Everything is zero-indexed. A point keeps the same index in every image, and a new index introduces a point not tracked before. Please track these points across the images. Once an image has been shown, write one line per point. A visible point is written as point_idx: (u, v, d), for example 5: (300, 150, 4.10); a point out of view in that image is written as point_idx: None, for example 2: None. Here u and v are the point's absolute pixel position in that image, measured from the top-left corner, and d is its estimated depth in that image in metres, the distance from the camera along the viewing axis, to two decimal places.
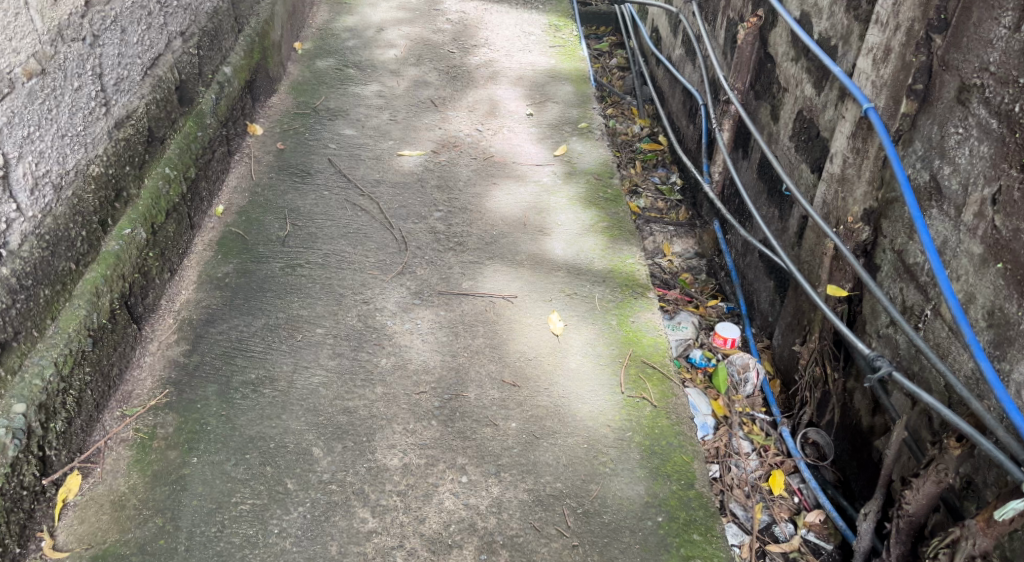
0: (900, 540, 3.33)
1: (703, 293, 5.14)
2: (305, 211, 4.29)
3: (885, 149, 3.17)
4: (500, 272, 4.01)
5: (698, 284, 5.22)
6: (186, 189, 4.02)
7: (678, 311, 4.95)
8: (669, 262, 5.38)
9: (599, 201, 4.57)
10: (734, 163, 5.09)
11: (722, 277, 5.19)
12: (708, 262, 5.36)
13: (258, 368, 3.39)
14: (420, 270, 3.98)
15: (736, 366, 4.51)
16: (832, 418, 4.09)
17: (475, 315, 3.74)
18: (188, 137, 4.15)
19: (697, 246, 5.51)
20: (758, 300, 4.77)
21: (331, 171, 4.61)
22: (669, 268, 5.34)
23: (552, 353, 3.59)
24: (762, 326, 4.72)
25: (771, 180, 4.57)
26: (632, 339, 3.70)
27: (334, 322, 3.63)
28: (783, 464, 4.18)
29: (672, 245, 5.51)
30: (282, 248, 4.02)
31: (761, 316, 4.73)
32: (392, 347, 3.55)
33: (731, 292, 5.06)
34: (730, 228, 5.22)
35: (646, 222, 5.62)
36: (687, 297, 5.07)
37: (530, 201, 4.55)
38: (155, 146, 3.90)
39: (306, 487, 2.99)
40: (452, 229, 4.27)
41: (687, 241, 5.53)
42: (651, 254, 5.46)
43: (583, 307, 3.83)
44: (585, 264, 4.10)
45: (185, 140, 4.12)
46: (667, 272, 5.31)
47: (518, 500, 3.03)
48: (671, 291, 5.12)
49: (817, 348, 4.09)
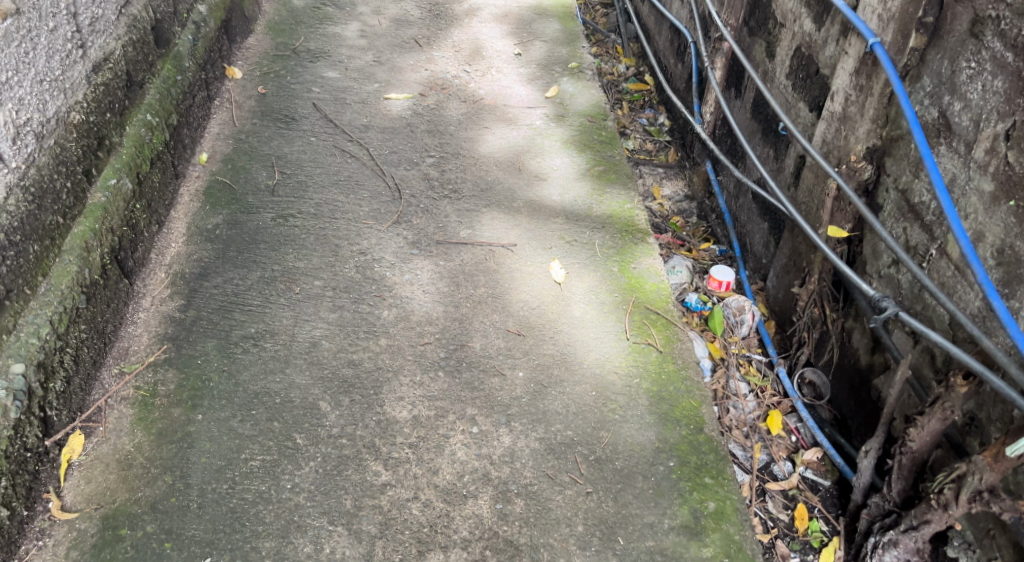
0: (902, 476, 3.39)
1: (695, 236, 5.28)
2: (294, 159, 4.18)
3: (894, 86, 3.15)
4: (498, 219, 3.97)
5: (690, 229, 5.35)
6: (168, 137, 3.88)
7: (671, 256, 5.01)
8: (660, 205, 5.53)
9: (594, 144, 4.56)
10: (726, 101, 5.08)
11: (714, 221, 5.31)
12: (698, 205, 5.53)
13: (258, 322, 3.31)
14: (415, 219, 3.91)
15: (731, 308, 4.59)
16: (831, 359, 4.15)
17: (475, 264, 3.70)
18: (168, 81, 3.99)
19: (686, 188, 5.67)
20: (752, 242, 4.91)
21: (317, 116, 4.50)
22: (660, 212, 5.49)
23: (555, 301, 3.58)
24: (756, 269, 4.85)
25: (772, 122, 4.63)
26: (634, 286, 3.69)
27: (332, 274, 3.56)
28: (781, 404, 4.27)
29: (662, 188, 5.67)
30: (272, 198, 3.92)
31: (754, 259, 4.87)
32: (394, 298, 3.50)
33: (724, 238, 5.18)
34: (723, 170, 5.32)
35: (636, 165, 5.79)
36: (679, 241, 5.19)
37: (523, 144, 4.53)
38: (134, 91, 3.74)
39: (316, 442, 2.94)
40: (445, 176, 4.23)
41: (676, 185, 5.70)
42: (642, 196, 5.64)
43: (583, 255, 3.82)
44: (583, 209, 4.09)
45: (165, 84, 3.97)
46: (659, 216, 5.49)
47: (530, 449, 3.02)
48: (664, 235, 5.24)
49: (816, 290, 4.11)
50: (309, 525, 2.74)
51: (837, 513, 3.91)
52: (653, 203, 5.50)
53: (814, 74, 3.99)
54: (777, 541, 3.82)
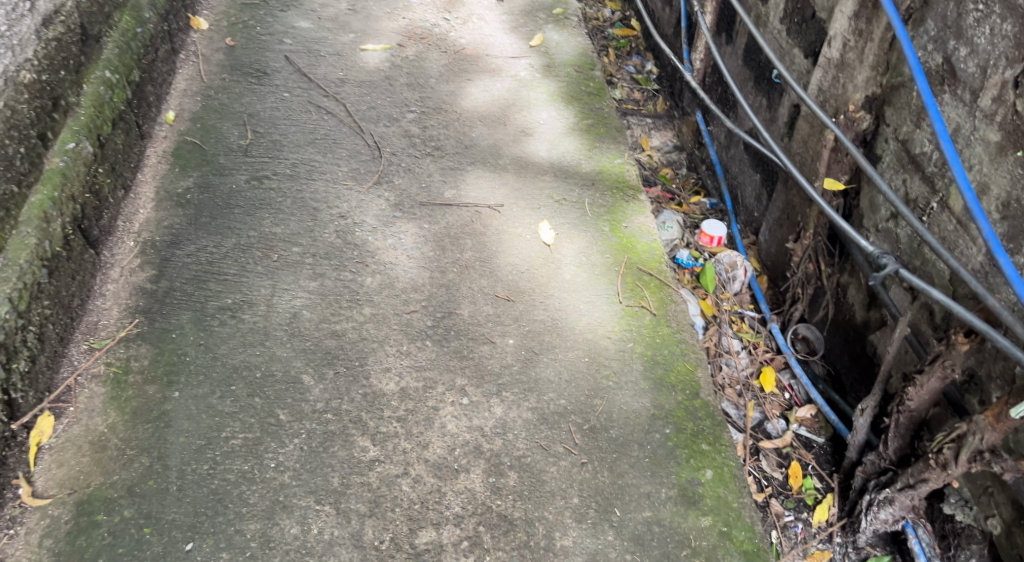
0: (899, 434, 3.29)
1: (685, 190, 5.41)
2: (268, 117, 4.00)
3: (897, 30, 3.08)
4: (483, 178, 3.86)
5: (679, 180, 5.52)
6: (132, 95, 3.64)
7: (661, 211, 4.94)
8: (649, 157, 5.69)
9: (582, 96, 4.48)
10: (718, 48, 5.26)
11: (705, 172, 5.48)
12: (688, 155, 5.69)
13: (235, 293, 3.18)
14: (397, 179, 3.78)
15: (724, 265, 4.53)
16: (826, 315, 4.06)
17: (461, 227, 3.60)
18: (126, 33, 3.73)
19: (675, 138, 5.86)
20: (742, 195, 4.98)
21: (290, 69, 4.31)
22: (649, 163, 5.66)
23: (545, 265, 3.49)
24: (746, 222, 4.91)
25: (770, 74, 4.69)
26: (627, 246, 3.62)
27: (311, 240, 3.43)
28: (774, 360, 4.19)
29: (650, 138, 5.84)
30: (245, 158, 3.76)
31: (745, 212, 4.92)
32: (377, 264, 3.38)
33: (715, 189, 5.34)
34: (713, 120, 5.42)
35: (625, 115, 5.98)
36: (670, 195, 5.30)
37: (508, 97, 4.40)
38: (90, 46, 3.49)
39: (300, 418, 2.83)
40: (427, 132, 4.08)
41: (665, 134, 5.88)
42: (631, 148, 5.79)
43: (573, 215, 3.72)
44: (572, 165, 4.01)
45: (123, 36, 3.70)
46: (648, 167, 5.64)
47: (522, 419, 2.92)
48: (655, 189, 5.37)
49: (811, 245, 4.00)
50: (296, 505, 2.64)
51: (831, 469, 3.82)
52: (643, 155, 5.68)
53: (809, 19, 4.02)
54: (771, 500, 3.73)
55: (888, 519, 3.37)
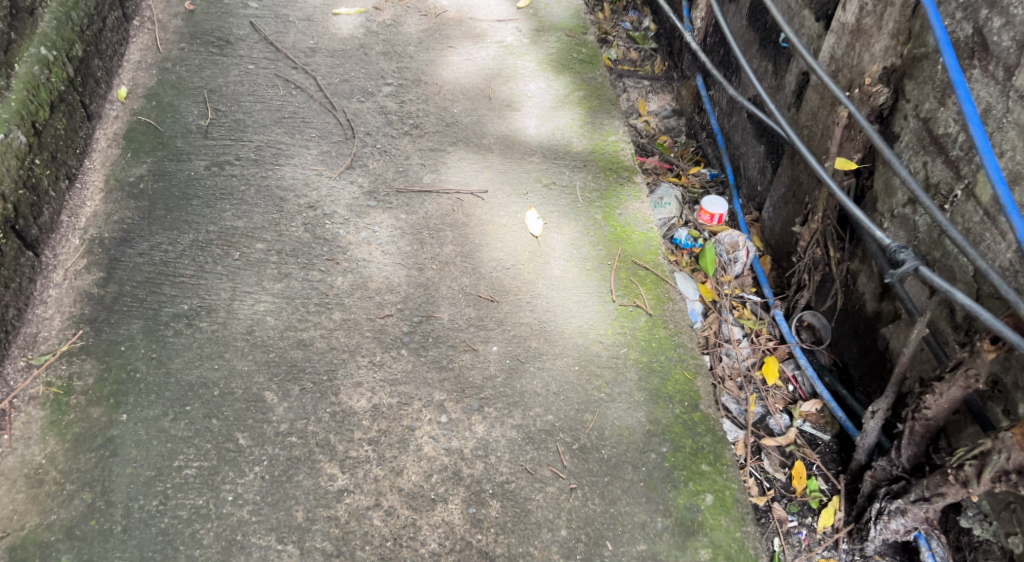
0: (913, 441, 3.00)
1: (684, 158, 5.17)
2: (229, 93, 3.69)
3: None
4: (466, 160, 3.59)
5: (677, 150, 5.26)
6: (72, 74, 3.28)
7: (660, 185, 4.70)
8: (646, 123, 5.45)
9: (573, 64, 4.16)
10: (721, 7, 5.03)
11: (705, 140, 5.20)
12: (687, 121, 5.45)
13: (192, 298, 2.90)
14: (372, 162, 3.50)
15: (724, 248, 4.30)
16: (835, 304, 3.76)
17: (441, 218, 3.34)
18: (66, 1, 3.35)
19: (674, 102, 5.60)
20: (745, 167, 4.73)
21: (255, 38, 4.00)
22: (645, 131, 5.40)
23: (532, 259, 3.23)
24: (748, 197, 4.67)
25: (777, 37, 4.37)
26: (620, 236, 3.36)
27: (277, 234, 3.16)
28: (777, 350, 3.94)
29: (648, 103, 5.60)
30: (205, 141, 3.47)
31: (749, 184, 4.67)
32: (348, 262, 3.12)
33: (715, 159, 5.06)
34: (714, 85, 5.16)
35: (619, 77, 5.70)
36: (667, 165, 5.08)
37: (493, 67, 4.08)
38: (20, 20, 3.12)
39: (261, 442, 2.57)
40: (404, 108, 3.78)
41: (663, 98, 5.62)
42: (628, 113, 5.56)
43: (562, 201, 3.47)
44: (563, 146, 3.71)
45: (62, 6, 3.32)
46: (645, 134, 5.41)
47: (506, 439, 2.67)
48: (651, 159, 5.15)
49: (819, 229, 3.71)
50: (255, 545, 2.40)
51: (837, 470, 3.56)
52: (639, 122, 5.43)
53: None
54: (774, 504, 3.47)
55: (900, 529, 3.08)
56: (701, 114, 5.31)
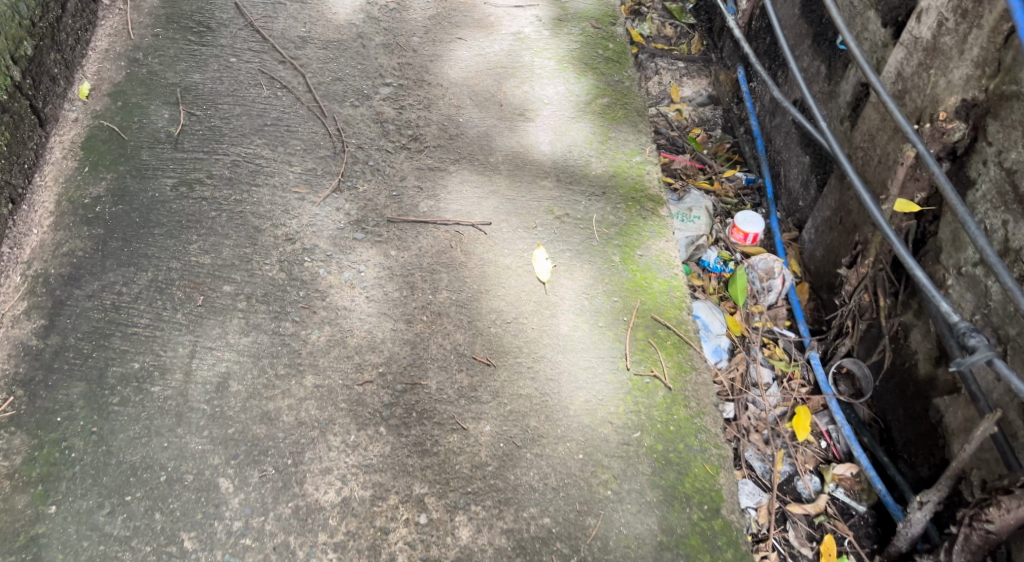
0: (967, 549, 2.60)
1: (718, 157, 4.66)
2: (206, 92, 3.32)
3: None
4: (469, 182, 3.22)
5: (710, 147, 4.74)
6: (19, 78, 3.00)
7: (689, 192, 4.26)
8: (678, 112, 4.93)
9: (598, 63, 3.68)
10: None
11: (742, 137, 4.70)
12: (724, 112, 4.91)
13: (144, 353, 2.60)
14: (362, 184, 3.15)
15: (757, 275, 3.89)
16: (882, 360, 3.32)
17: (436, 254, 2.99)
18: None
19: (711, 87, 5.06)
20: (786, 175, 4.27)
21: (239, 23, 3.57)
22: (677, 121, 4.88)
23: (536, 312, 2.87)
24: (789, 210, 4.22)
25: (833, 36, 3.84)
26: (639, 284, 2.98)
27: (248, 274, 2.84)
28: (810, 400, 3.56)
29: (682, 88, 5.05)
30: (175, 153, 3.11)
31: (789, 196, 4.23)
32: (327, 311, 2.79)
33: (752, 161, 4.56)
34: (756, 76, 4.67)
35: (649, 56, 5.17)
36: (699, 165, 4.57)
37: (507, 65, 3.61)
38: None
39: (211, 547, 2.32)
40: (403, 115, 3.38)
41: (697, 83, 5.07)
42: (657, 99, 4.99)
43: (576, 238, 3.09)
44: (579, 167, 3.32)
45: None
46: (675, 125, 4.86)
47: (493, 548, 2.38)
48: (681, 157, 4.59)
49: (869, 274, 3.30)
50: None
51: (871, 548, 3.21)
52: (670, 110, 4.90)
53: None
54: None
55: None
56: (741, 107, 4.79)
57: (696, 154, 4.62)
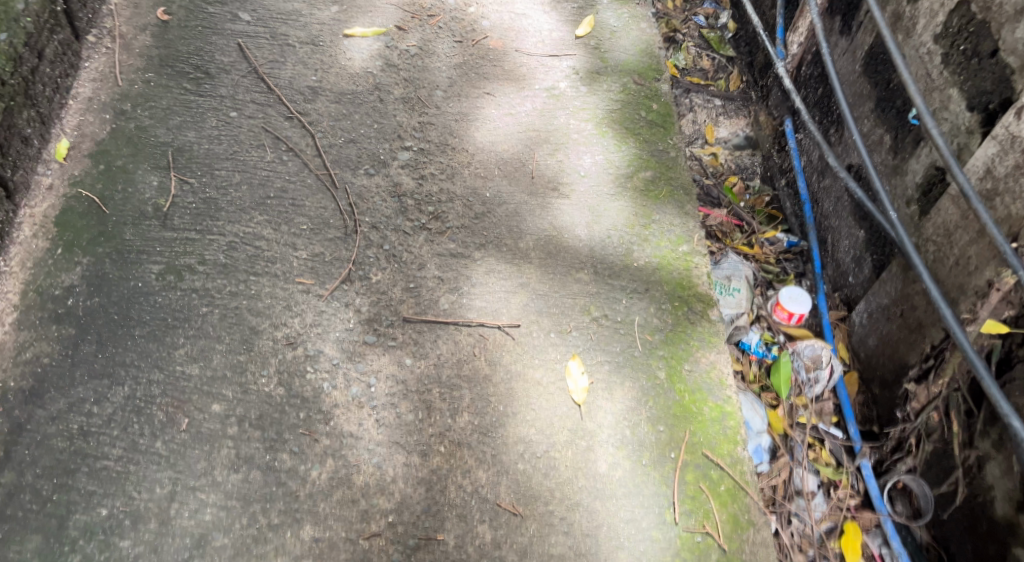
0: None
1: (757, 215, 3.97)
2: (201, 154, 2.92)
3: None
4: (495, 272, 2.82)
5: (747, 199, 4.05)
6: None
7: (726, 254, 3.71)
8: (713, 156, 4.18)
9: (640, 128, 3.24)
10: (828, 32, 3.96)
11: (783, 189, 4.03)
12: (763, 161, 4.20)
13: (114, 494, 2.32)
14: (376, 273, 2.77)
15: (802, 363, 3.43)
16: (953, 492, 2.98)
17: (457, 365, 2.63)
18: None
19: (750, 129, 4.30)
20: (835, 243, 3.70)
21: (243, 68, 3.14)
22: (711, 166, 4.14)
23: (570, 444, 2.54)
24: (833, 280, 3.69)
25: (904, 105, 3.39)
26: (688, 409, 2.64)
27: (241, 392, 2.50)
28: (861, 517, 3.16)
29: (717, 129, 4.28)
30: (163, 233, 2.75)
31: (834, 266, 3.69)
32: (333, 439, 2.47)
33: (794, 220, 3.91)
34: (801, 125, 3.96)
35: (683, 91, 4.33)
36: (737, 223, 3.90)
37: (539, 129, 3.17)
38: None
39: None
40: (423, 187, 2.97)
41: (735, 122, 4.29)
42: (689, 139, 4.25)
43: (615, 347, 2.72)
44: (619, 257, 2.91)
45: None
46: (709, 173, 4.11)
47: None
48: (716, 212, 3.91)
49: (943, 393, 3.00)
50: None
51: None
52: (703, 154, 4.15)
53: (987, 57, 2.95)
54: None
55: None
56: (781, 155, 4.09)
57: (733, 208, 3.94)
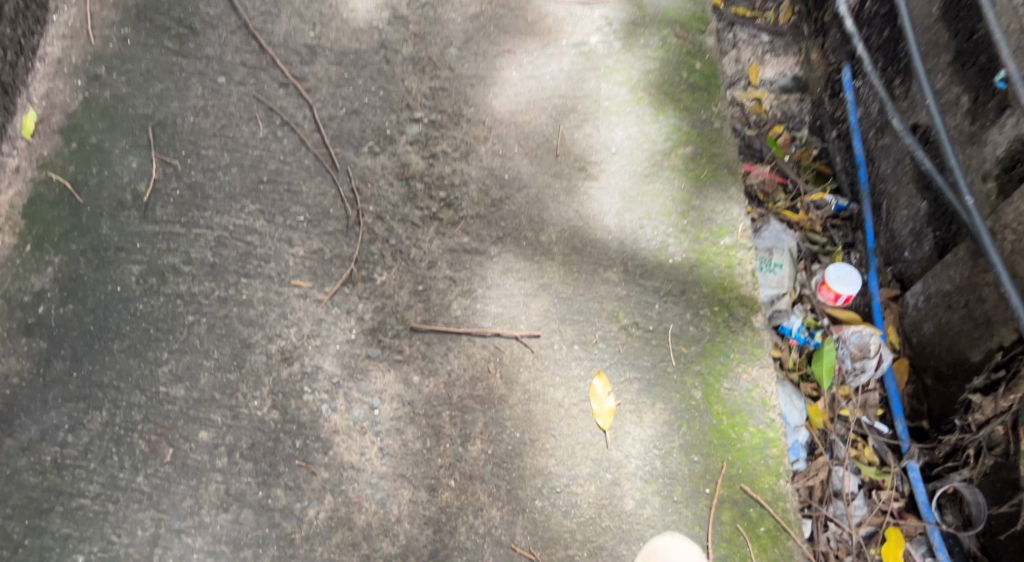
0: None
1: (805, 172, 3.54)
2: (186, 130, 2.60)
3: None
4: (513, 270, 2.51)
5: (792, 153, 3.59)
6: None
7: (768, 222, 3.29)
8: (757, 103, 3.71)
9: (680, 93, 2.84)
10: None
11: (834, 142, 3.58)
12: (813, 105, 3.72)
13: (90, 539, 2.14)
14: (381, 273, 2.47)
15: (848, 351, 3.08)
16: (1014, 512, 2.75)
17: (470, 384, 2.37)
18: None
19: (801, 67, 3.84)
20: (891, 211, 3.30)
21: (231, 21, 2.74)
22: (756, 114, 3.67)
23: (594, 477, 2.31)
24: (885, 249, 3.32)
25: (988, 61, 2.94)
26: (726, 435, 2.38)
27: (231, 417, 2.27)
28: (905, 523, 2.91)
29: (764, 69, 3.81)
30: (144, 226, 2.46)
31: (888, 234, 3.31)
32: (333, 471, 2.24)
33: (845, 177, 3.50)
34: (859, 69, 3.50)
35: (726, 24, 3.88)
36: (781, 180, 3.46)
37: (565, 95, 2.79)
38: None
39: None
40: (434, 168, 2.63)
41: (784, 62, 3.85)
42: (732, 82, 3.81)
43: (646, 361, 2.45)
44: (653, 252, 2.59)
45: None
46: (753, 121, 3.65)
47: None
48: (759, 168, 3.47)
49: (1012, 409, 2.73)
50: None
51: None
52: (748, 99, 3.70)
53: None
54: None
55: None
56: (833, 101, 3.62)
57: (777, 162, 3.49)
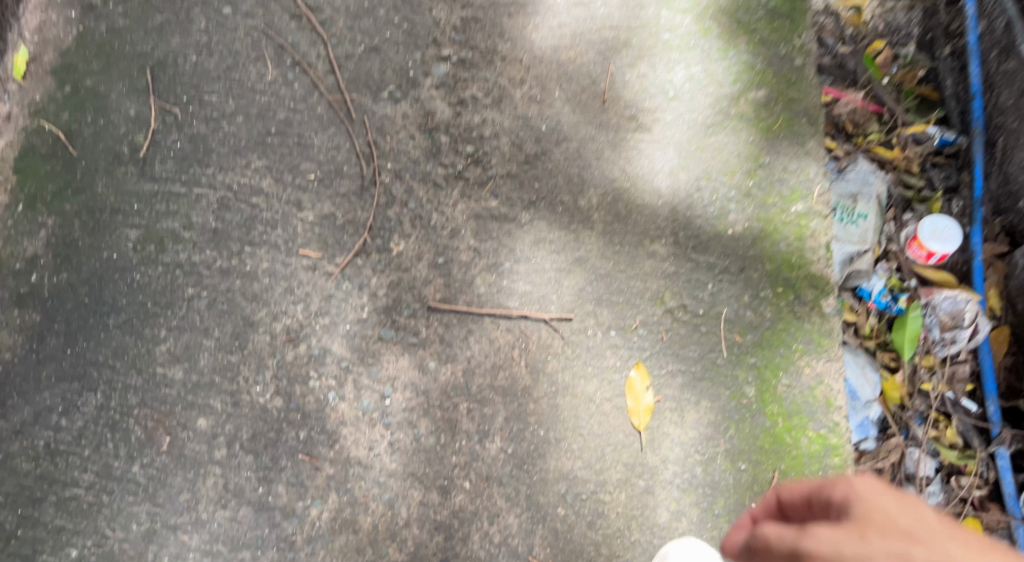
0: None
1: (907, 97, 2.89)
2: (189, 71, 2.30)
3: None
4: (546, 242, 2.22)
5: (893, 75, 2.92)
6: None
7: (856, 160, 2.81)
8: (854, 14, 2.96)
9: (757, 21, 2.37)
10: None
11: (945, 61, 2.92)
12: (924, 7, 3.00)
13: (83, 532, 2.07)
14: (398, 243, 2.21)
15: (938, 320, 2.65)
16: None
17: (491, 374, 2.14)
18: None
19: None
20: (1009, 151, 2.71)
21: None
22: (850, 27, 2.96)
23: (625, 484, 2.09)
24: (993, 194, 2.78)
25: None
26: (780, 440, 2.12)
27: (232, 405, 2.11)
28: (986, 516, 2.59)
29: None
30: (142, 184, 2.24)
31: (1000, 176, 2.75)
32: (338, 468, 2.09)
33: (955, 106, 2.88)
34: None
35: None
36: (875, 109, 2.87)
37: (618, 26, 2.36)
38: None
39: None
40: (462, 118, 2.30)
41: None
42: None
43: (694, 353, 2.16)
44: (710, 222, 2.24)
45: None
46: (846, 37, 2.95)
47: None
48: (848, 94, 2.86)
49: None
50: None
51: None
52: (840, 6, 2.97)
53: None
54: None
55: None
56: (951, 10, 2.94)
57: (872, 87, 2.87)
